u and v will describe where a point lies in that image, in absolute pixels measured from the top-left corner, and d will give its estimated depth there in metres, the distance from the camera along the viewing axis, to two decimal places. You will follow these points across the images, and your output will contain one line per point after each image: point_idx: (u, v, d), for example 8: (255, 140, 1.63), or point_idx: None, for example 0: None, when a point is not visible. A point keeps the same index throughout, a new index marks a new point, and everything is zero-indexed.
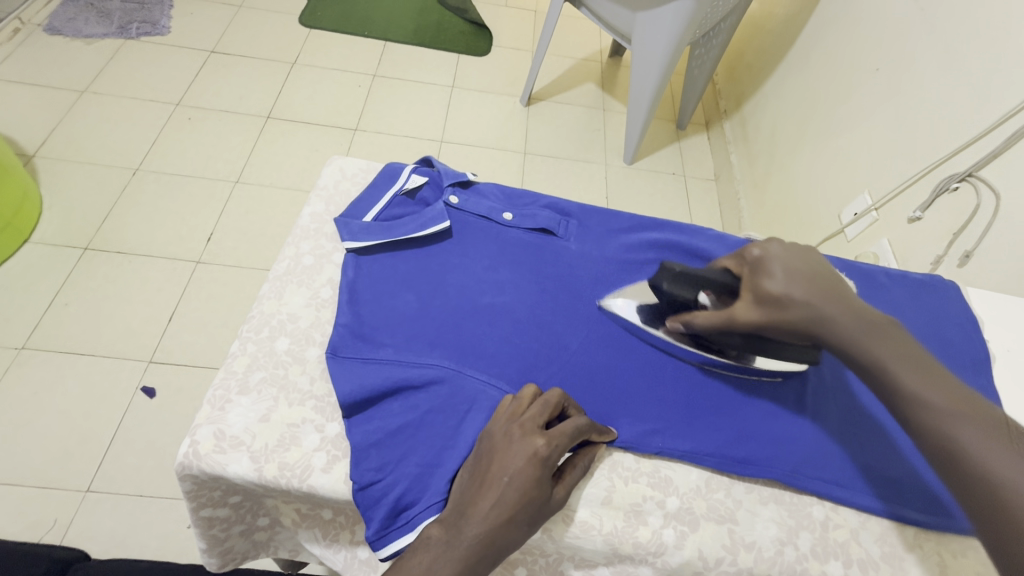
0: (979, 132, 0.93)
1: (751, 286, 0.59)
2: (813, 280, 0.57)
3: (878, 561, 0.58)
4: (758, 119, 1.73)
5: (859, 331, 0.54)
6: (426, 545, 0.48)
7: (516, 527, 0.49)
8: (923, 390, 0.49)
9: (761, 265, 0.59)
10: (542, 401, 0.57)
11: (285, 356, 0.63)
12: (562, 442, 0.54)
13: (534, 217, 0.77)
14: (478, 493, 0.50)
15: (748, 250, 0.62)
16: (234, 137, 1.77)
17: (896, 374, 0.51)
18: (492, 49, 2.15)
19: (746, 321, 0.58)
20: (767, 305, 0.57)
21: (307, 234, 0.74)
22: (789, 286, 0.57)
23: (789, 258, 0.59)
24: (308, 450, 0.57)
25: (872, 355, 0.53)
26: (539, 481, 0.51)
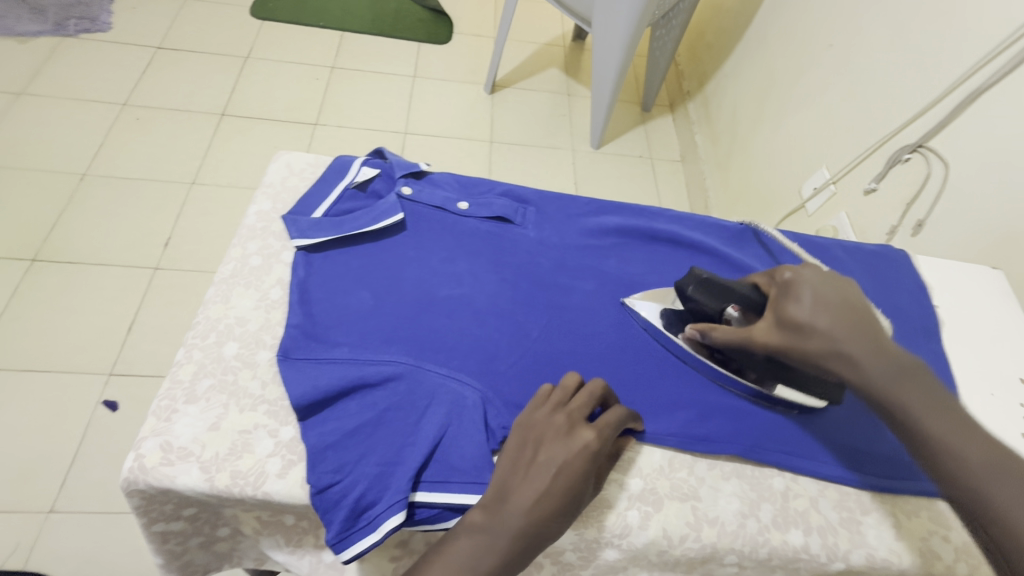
0: (928, 103, 0.95)
1: (775, 307, 0.56)
2: (842, 311, 0.53)
3: (837, 527, 0.59)
4: (720, 98, 1.74)
5: (890, 374, 0.51)
6: (468, 529, 0.49)
7: (559, 518, 0.50)
8: (952, 439, 0.47)
9: (789, 290, 0.56)
10: (587, 391, 0.58)
11: (233, 361, 0.60)
12: (608, 434, 0.55)
13: (490, 205, 0.75)
14: (523, 482, 0.51)
15: (779, 272, 0.58)
16: (187, 136, 1.70)
17: (926, 422, 0.49)
18: (453, 36, 2.10)
19: (763, 342, 0.55)
20: (791, 331, 0.54)
21: (254, 233, 0.71)
22: (817, 316, 0.53)
23: (821, 285, 0.55)
24: (262, 457, 0.55)
25: (898, 402, 0.50)
26: (585, 475, 0.52)
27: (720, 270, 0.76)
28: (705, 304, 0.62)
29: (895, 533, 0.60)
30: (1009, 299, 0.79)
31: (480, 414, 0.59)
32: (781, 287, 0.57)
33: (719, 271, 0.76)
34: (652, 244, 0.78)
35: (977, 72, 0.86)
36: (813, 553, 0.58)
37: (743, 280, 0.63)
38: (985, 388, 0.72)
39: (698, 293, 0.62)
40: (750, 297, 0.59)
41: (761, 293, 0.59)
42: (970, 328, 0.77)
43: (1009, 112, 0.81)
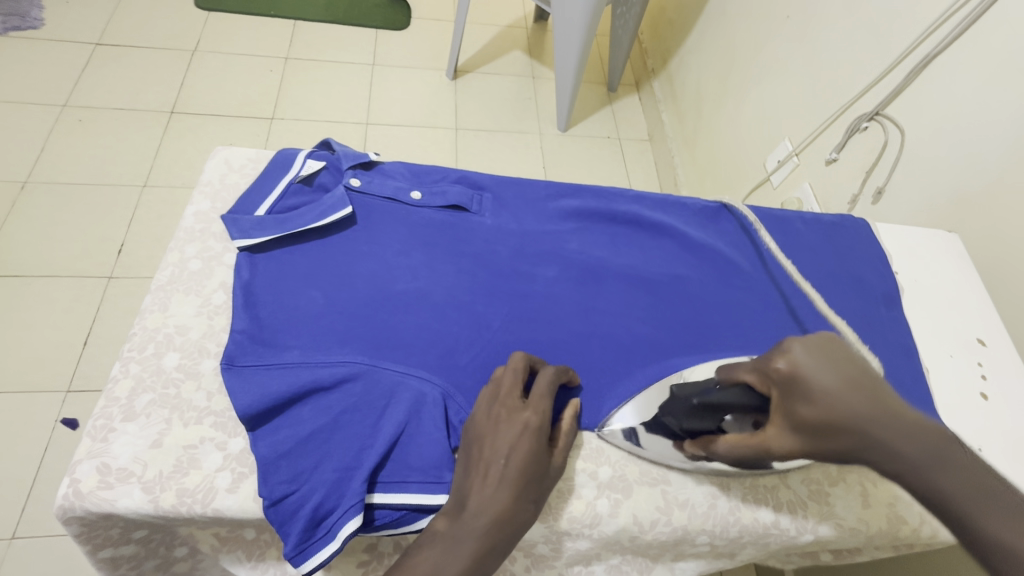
0: (881, 71, 0.95)
1: (782, 409, 0.48)
2: (858, 391, 0.45)
3: (806, 499, 0.60)
4: (684, 75, 1.72)
5: (929, 463, 0.43)
6: (431, 539, 0.48)
7: (523, 505, 0.50)
8: (1021, 537, 0.39)
9: (791, 384, 0.47)
10: (512, 370, 0.57)
11: (175, 372, 0.57)
12: (546, 405, 0.55)
13: (443, 193, 0.72)
14: (477, 481, 0.51)
15: (770, 361, 0.49)
16: (135, 136, 1.61)
17: (991, 524, 0.40)
18: (411, 21, 2.04)
19: (779, 450, 0.49)
20: (808, 435, 0.46)
21: (191, 236, 0.66)
22: (831, 415, 0.45)
23: (825, 368, 0.46)
24: (210, 472, 0.52)
25: (949, 499, 0.42)
26: (535, 453, 0.52)
27: (682, 251, 0.75)
28: (699, 425, 0.56)
29: (863, 501, 0.60)
30: (964, 262, 0.79)
31: (440, 412, 0.57)
32: (779, 381, 0.48)
33: (682, 251, 0.75)
34: (614, 226, 0.76)
35: (926, 39, 0.86)
36: (783, 528, 0.58)
37: (728, 375, 0.54)
38: (944, 351, 0.73)
39: (686, 416, 0.57)
40: (747, 403, 0.52)
41: (757, 394, 0.51)
42: (929, 293, 0.78)
43: (960, 76, 0.82)
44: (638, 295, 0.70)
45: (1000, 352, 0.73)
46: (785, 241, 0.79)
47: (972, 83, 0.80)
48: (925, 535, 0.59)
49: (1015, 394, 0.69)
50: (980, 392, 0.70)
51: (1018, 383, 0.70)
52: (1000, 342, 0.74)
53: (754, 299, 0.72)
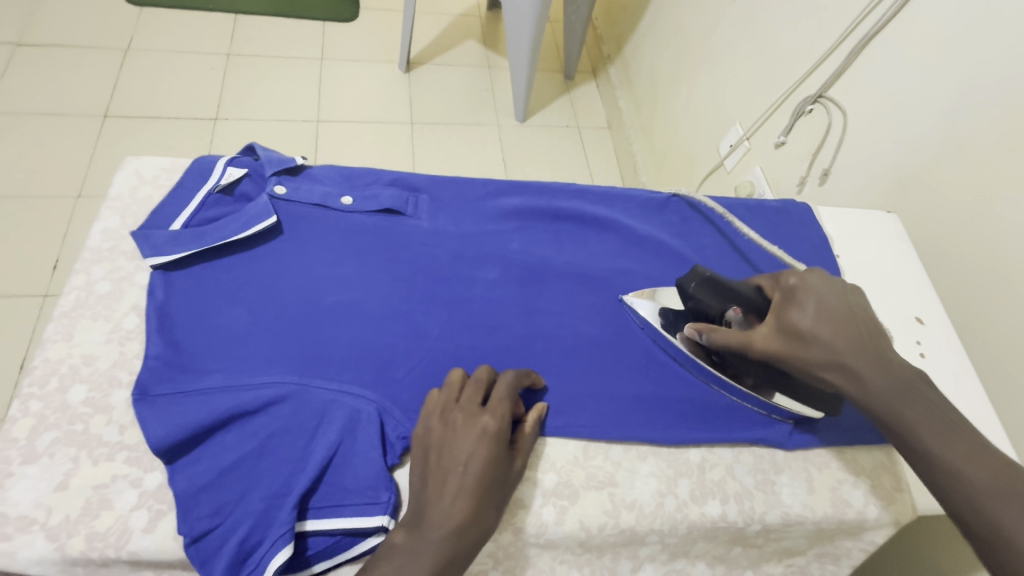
0: (822, 54, 0.95)
1: (778, 312, 0.54)
2: (845, 320, 0.51)
3: (752, 490, 0.60)
4: (638, 60, 1.70)
5: (891, 389, 0.49)
6: (390, 553, 0.46)
7: (486, 512, 0.48)
8: (953, 453, 0.45)
9: (793, 295, 0.54)
10: (474, 381, 0.55)
11: (82, 408, 0.53)
12: (505, 411, 0.53)
13: (376, 197, 0.69)
14: (435, 491, 0.48)
15: (784, 276, 0.56)
16: (65, 143, 1.51)
17: (929, 440, 0.46)
18: (360, 12, 1.96)
19: (761, 348, 0.54)
20: (794, 339, 0.52)
21: (99, 256, 0.62)
22: (819, 325, 0.51)
23: (826, 291, 0.53)
24: (124, 512, 0.49)
25: (899, 415, 0.48)
26: (495, 460, 0.50)
27: (627, 245, 0.74)
28: (707, 306, 0.60)
29: (808, 487, 0.61)
30: (904, 241, 0.80)
31: (376, 428, 0.54)
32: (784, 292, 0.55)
33: (627, 244, 0.74)
34: (557, 224, 0.74)
35: (863, 21, 0.87)
36: (730, 521, 0.58)
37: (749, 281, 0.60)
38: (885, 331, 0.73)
39: (700, 294, 0.61)
40: (753, 299, 0.57)
41: (764, 297, 0.57)
42: (871, 274, 0.79)
43: (896, 56, 0.82)
44: (584, 293, 0.69)
45: (939, 329, 0.74)
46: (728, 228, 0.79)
47: (907, 63, 0.81)
48: (870, 517, 0.60)
49: (953, 370, 0.70)
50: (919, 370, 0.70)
51: (955, 360, 0.71)
52: (938, 320, 0.74)
53: None
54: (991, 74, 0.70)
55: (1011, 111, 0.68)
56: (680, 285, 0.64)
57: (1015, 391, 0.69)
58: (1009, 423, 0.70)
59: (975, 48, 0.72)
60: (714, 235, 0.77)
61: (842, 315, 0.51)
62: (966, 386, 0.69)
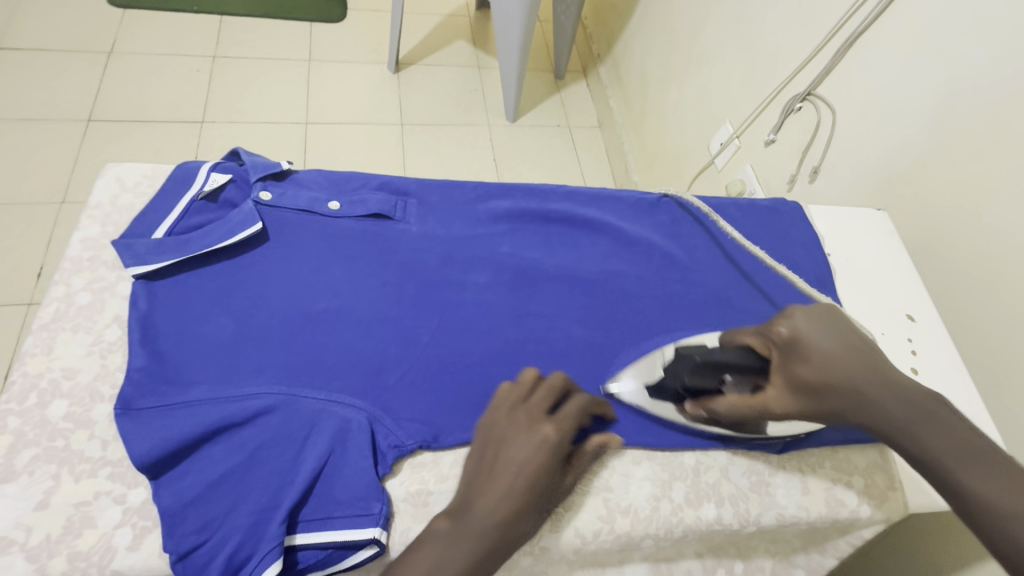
0: (810, 53, 0.95)
1: (782, 370, 0.52)
2: (849, 363, 0.49)
3: (747, 493, 0.59)
4: (628, 60, 1.70)
5: (909, 420, 0.47)
6: (431, 538, 0.46)
7: (528, 516, 0.48)
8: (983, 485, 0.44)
9: (792, 347, 0.51)
10: (547, 386, 0.56)
11: (62, 423, 0.51)
12: (569, 427, 0.53)
13: (364, 201, 0.68)
14: (485, 486, 0.49)
15: (772, 326, 0.53)
16: (49, 149, 1.48)
17: (952, 467, 0.45)
18: (348, 12, 1.94)
19: (779, 410, 0.53)
20: (806, 395, 0.50)
21: (79, 266, 0.60)
22: (827, 375, 0.49)
23: (823, 334, 0.50)
24: (107, 530, 0.48)
25: (924, 451, 0.46)
26: (549, 470, 0.50)
27: (619, 247, 0.73)
28: (701, 383, 0.57)
29: (802, 487, 0.60)
30: (893, 239, 0.80)
31: (367, 438, 0.53)
32: (780, 345, 0.52)
33: (618, 246, 0.73)
34: (548, 227, 0.74)
35: (849, 19, 0.87)
36: (725, 523, 0.57)
37: (731, 339, 0.56)
38: (876, 329, 0.73)
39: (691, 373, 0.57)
40: (748, 365, 0.54)
41: (758, 357, 0.54)
42: (862, 272, 0.79)
43: (883, 54, 0.83)
44: (576, 296, 0.68)
45: (929, 326, 0.74)
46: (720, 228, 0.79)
47: (894, 61, 0.81)
48: (864, 516, 0.60)
49: (944, 368, 0.70)
50: (910, 367, 0.70)
51: (946, 356, 0.71)
52: (928, 316, 0.74)
53: (693, 290, 0.71)
54: (977, 71, 0.71)
55: (997, 107, 0.69)
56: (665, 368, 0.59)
57: (1005, 386, 0.69)
58: (1000, 419, 0.70)
59: (961, 45, 0.72)
60: (706, 236, 0.77)
61: (844, 360, 0.49)
62: (958, 383, 0.69)
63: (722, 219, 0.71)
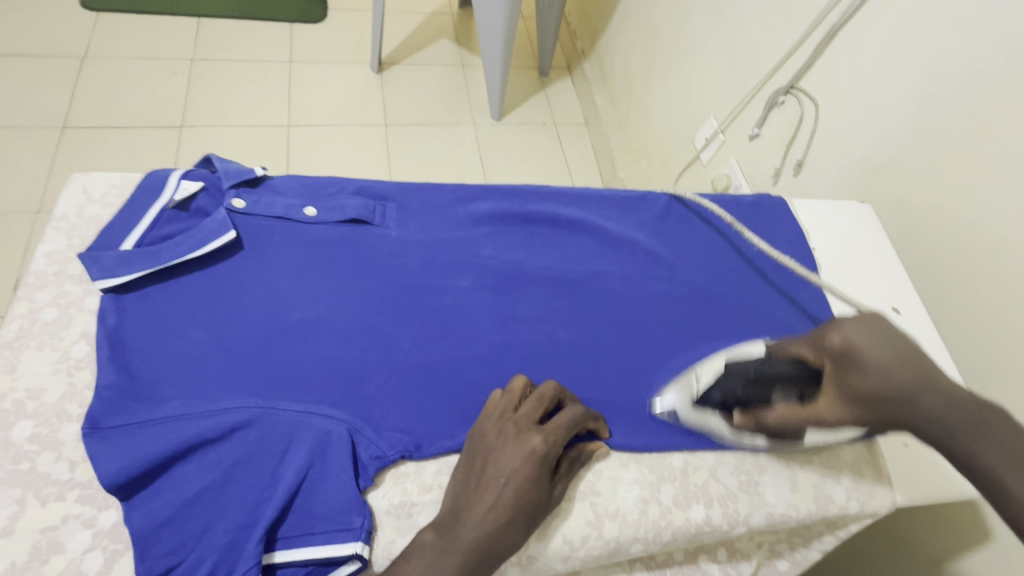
0: (791, 47, 0.95)
1: (835, 381, 0.52)
2: (903, 375, 0.49)
3: (736, 493, 0.59)
4: (612, 56, 1.69)
5: (963, 433, 0.47)
6: (420, 550, 0.45)
7: (517, 528, 0.47)
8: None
9: (847, 359, 0.52)
10: (537, 395, 0.55)
11: (28, 445, 0.50)
12: (559, 437, 0.52)
13: (341, 207, 0.66)
14: (475, 498, 0.48)
15: (827, 337, 0.53)
16: (22, 157, 1.44)
17: (1013, 485, 0.44)
18: (328, 12, 1.91)
19: (832, 420, 0.53)
20: (859, 406, 0.51)
21: (44, 281, 0.58)
22: (882, 385, 0.49)
23: (876, 344, 0.51)
24: (76, 555, 0.46)
25: (975, 458, 0.46)
26: (538, 481, 0.49)
27: (603, 248, 0.72)
28: (754, 394, 0.57)
29: (792, 485, 0.60)
30: (877, 231, 0.80)
31: (347, 450, 0.52)
32: (834, 357, 0.53)
33: (602, 247, 0.73)
34: (530, 228, 0.72)
35: (828, 14, 0.87)
36: (715, 525, 0.57)
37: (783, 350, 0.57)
38: None
39: (744, 385, 0.57)
40: (802, 375, 0.55)
41: (811, 367, 0.55)
42: (847, 265, 0.78)
43: (865, 45, 0.82)
44: (560, 298, 0.67)
45: (915, 318, 0.73)
46: (706, 226, 0.78)
47: (874, 53, 0.81)
48: (853, 511, 0.59)
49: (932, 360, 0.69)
50: None
51: (933, 348, 0.70)
52: (914, 308, 0.74)
53: (679, 290, 0.71)
54: (957, 61, 0.70)
55: (975, 97, 0.69)
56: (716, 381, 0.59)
57: (989, 377, 0.69)
58: None
59: (942, 35, 0.72)
60: (689, 234, 0.76)
61: (898, 374, 0.50)
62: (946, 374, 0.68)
63: (745, 228, 0.70)
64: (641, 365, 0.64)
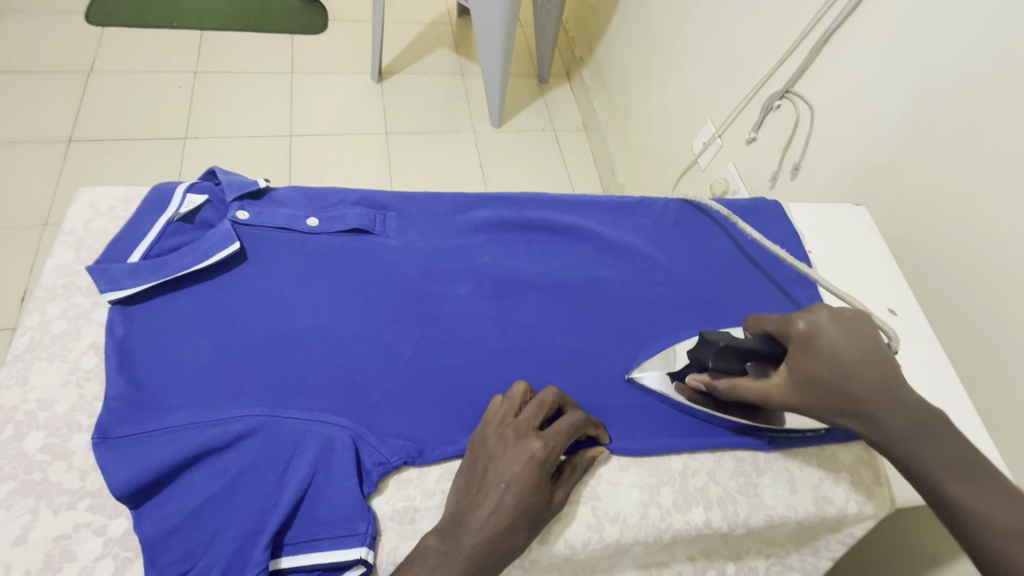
0: (785, 52, 0.96)
1: (791, 363, 0.52)
2: (861, 368, 0.50)
3: (735, 495, 0.59)
4: (610, 62, 1.71)
5: (907, 431, 0.47)
6: (423, 555, 0.46)
7: (517, 533, 0.48)
8: (977, 497, 0.43)
9: (808, 344, 0.52)
10: (536, 401, 0.56)
11: (40, 455, 0.51)
12: (559, 442, 0.53)
13: (342, 217, 0.68)
14: (476, 503, 0.49)
15: (793, 321, 0.54)
16: (30, 171, 1.46)
17: (951, 485, 0.45)
18: (329, 23, 1.94)
19: (780, 401, 0.53)
20: (807, 389, 0.51)
21: (53, 294, 0.60)
22: (835, 375, 0.50)
23: (840, 336, 0.51)
24: (88, 563, 0.47)
25: (914, 458, 0.47)
26: (537, 486, 0.50)
27: (600, 254, 0.73)
28: (721, 364, 0.57)
29: (791, 487, 0.60)
30: (873, 234, 0.81)
31: (351, 456, 0.53)
32: (797, 340, 0.53)
33: (600, 252, 0.74)
34: (528, 234, 0.74)
35: (820, 20, 0.88)
36: (715, 527, 0.57)
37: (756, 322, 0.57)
38: None
39: (717, 361, 0.57)
40: (769, 351, 0.55)
41: (779, 345, 0.55)
42: (843, 268, 0.79)
43: (857, 49, 0.84)
44: (558, 303, 0.68)
45: (911, 319, 0.73)
46: (702, 230, 0.78)
47: (865, 59, 0.82)
48: (852, 512, 0.60)
49: (927, 359, 0.70)
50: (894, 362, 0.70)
51: (929, 348, 0.71)
52: (910, 310, 0.74)
53: (676, 293, 0.72)
54: (950, 65, 0.71)
55: (965, 100, 0.70)
56: (693, 355, 0.59)
57: (987, 378, 0.70)
58: (986, 408, 0.70)
59: (932, 40, 0.73)
60: (686, 238, 0.77)
61: (856, 365, 0.50)
62: (944, 375, 0.69)
63: (746, 224, 0.72)
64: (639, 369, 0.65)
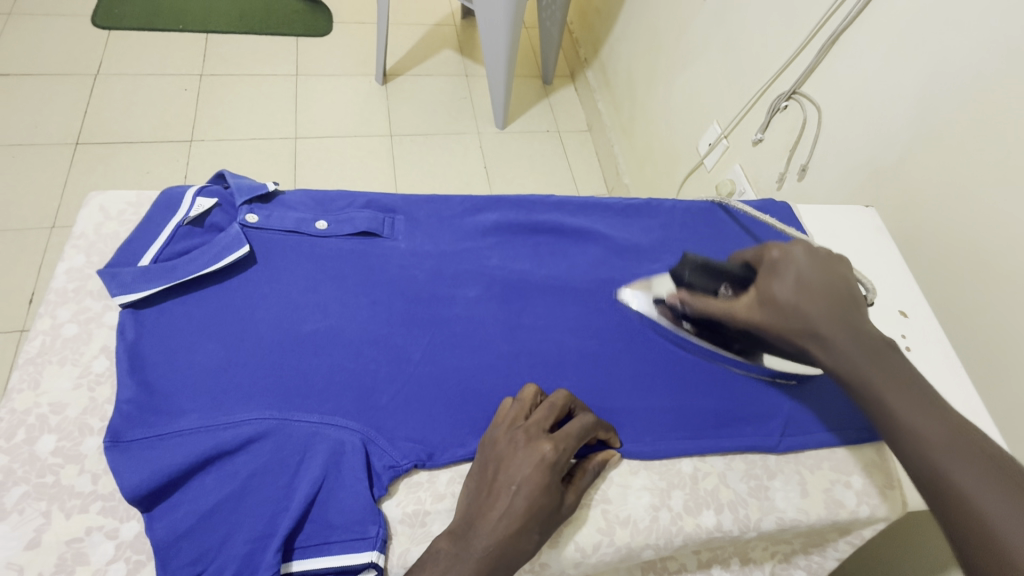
0: (792, 53, 0.96)
1: (759, 286, 0.56)
2: (825, 292, 0.52)
3: (746, 498, 0.59)
4: (615, 63, 1.71)
5: (857, 352, 0.49)
6: (434, 558, 0.46)
7: (528, 536, 0.48)
8: (918, 414, 0.46)
9: (776, 269, 0.55)
10: (548, 404, 0.55)
11: (52, 458, 0.51)
12: (570, 445, 0.52)
13: (351, 220, 0.68)
14: (487, 504, 0.49)
15: (766, 251, 0.58)
16: (37, 174, 1.47)
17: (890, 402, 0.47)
18: (333, 25, 1.94)
19: (744, 319, 0.57)
20: (769, 309, 0.54)
21: (64, 297, 0.60)
22: (797, 295, 0.53)
23: (807, 265, 0.54)
24: (100, 566, 0.48)
25: (861, 376, 0.49)
26: (549, 489, 0.50)
27: (609, 256, 0.73)
28: (698, 281, 0.65)
29: (802, 490, 0.60)
30: (882, 235, 0.80)
31: (362, 460, 0.53)
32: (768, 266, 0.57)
33: (609, 254, 0.73)
34: (536, 237, 0.73)
35: (828, 21, 0.88)
36: (726, 530, 0.57)
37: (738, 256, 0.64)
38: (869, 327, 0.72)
39: (693, 276, 0.65)
40: (741, 275, 0.61)
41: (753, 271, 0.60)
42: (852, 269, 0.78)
43: (866, 50, 0.83)
44: (567, 306, 0.68)
45: (921, 321, 0.73)
46: (712, 232, 0.78)
47: (874, 61, 0.82)
48: (864, 516, 0.59)
49: (936, 362, 0.69)
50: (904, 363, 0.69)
51: (939, 350, 0.70)
52: (921, 312, 0.74)
53: None
54: (962, 67, 0.70)
55: (977, 102, 0.69)
56: (674, 274, 0.68)
57: (998, 381, 0.69)
58: (997, 412, 0.69)
59: (943, 41, 0.72)
60: (696, 238, 0.77)
61: (820, 288, 0.52)
62: (955, 377, 0.68)
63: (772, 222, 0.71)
64: (648, 372, 0.65)
